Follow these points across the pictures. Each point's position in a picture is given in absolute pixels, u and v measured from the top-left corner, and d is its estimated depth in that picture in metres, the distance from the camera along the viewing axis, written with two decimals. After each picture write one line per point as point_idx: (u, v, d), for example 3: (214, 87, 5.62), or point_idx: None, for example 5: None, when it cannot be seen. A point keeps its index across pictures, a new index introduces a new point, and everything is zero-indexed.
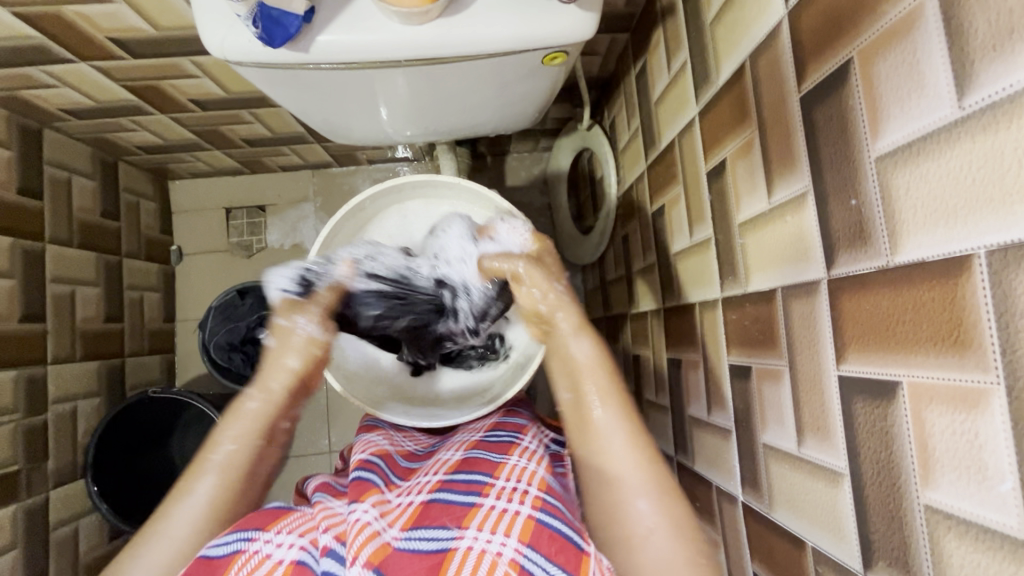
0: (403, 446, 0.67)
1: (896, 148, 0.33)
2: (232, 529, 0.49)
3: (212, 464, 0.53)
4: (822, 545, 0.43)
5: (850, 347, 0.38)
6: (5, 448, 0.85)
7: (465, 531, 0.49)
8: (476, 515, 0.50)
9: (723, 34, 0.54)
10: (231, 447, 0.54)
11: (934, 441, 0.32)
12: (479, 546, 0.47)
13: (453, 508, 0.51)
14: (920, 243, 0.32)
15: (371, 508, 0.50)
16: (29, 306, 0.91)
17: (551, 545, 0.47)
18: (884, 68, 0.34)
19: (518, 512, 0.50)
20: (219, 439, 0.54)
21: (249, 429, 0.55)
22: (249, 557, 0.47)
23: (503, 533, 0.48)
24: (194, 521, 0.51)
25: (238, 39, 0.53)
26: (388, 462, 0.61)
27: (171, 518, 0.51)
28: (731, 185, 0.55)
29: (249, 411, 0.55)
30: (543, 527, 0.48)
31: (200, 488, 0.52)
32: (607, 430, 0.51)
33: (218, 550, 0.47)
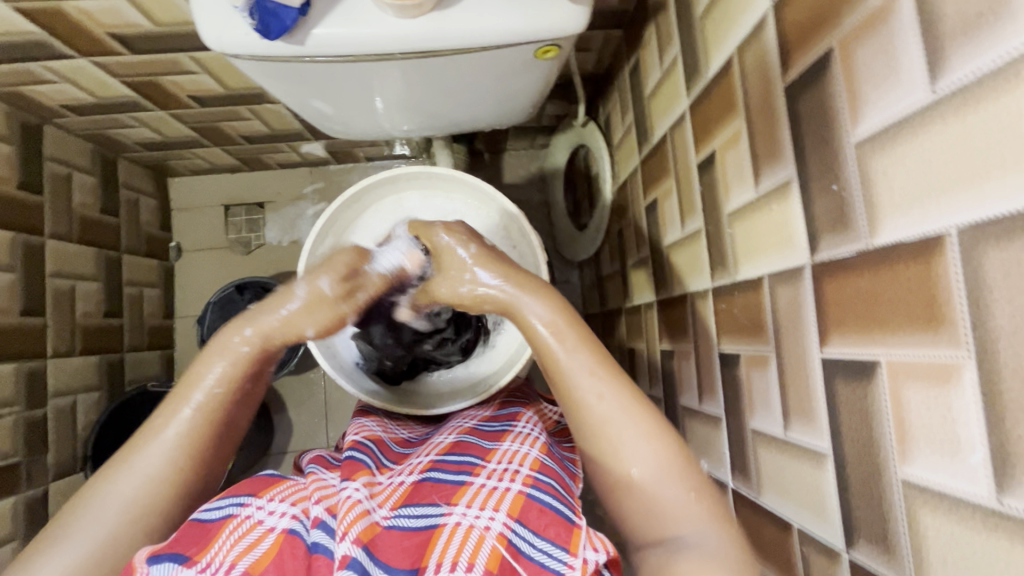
0: (396, 433, 0.68)
1: (874, 133, 0.34)
2: (223, 495, 0.51)
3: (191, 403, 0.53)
4: (807, 526, 0.44)
5: (832, 329, 0.39)
6: (6, 440, 0.86)
7: (454, 507, 0.50)
8: (465, 492, 0.51)
9: (712, 28, 0.55)
10: (214, 386, 0.54)
11: (911, 417, 0.33)
12: (467, 522, 0.48)
13: (443, 487, 0.53)
14: (896, 225, 0.33)
15: (361, 486, 0.51)
16: (29, 300, 0.92)
17: (541, 520, 0.48)
18: (863, 56, 0.35)
19: (508, 489, 0.51)
20: (202, 376, 0.55)
21: (230, 369, 0.55)
22: (240, 522, 0.48)
23: (492, 508, 0.49)
24: (172, 458, 0.51)
25: (235, 32, 0.54)
26: (380, 446, 0.62)
27: (147, 452, 0.51)
28: (720, 176, 0.56)
29: (237, 354, 0.56)
30: (532, 501, 0.50)
31: (176, 425, 0.53)
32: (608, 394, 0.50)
33: (209, 515, 0.48)
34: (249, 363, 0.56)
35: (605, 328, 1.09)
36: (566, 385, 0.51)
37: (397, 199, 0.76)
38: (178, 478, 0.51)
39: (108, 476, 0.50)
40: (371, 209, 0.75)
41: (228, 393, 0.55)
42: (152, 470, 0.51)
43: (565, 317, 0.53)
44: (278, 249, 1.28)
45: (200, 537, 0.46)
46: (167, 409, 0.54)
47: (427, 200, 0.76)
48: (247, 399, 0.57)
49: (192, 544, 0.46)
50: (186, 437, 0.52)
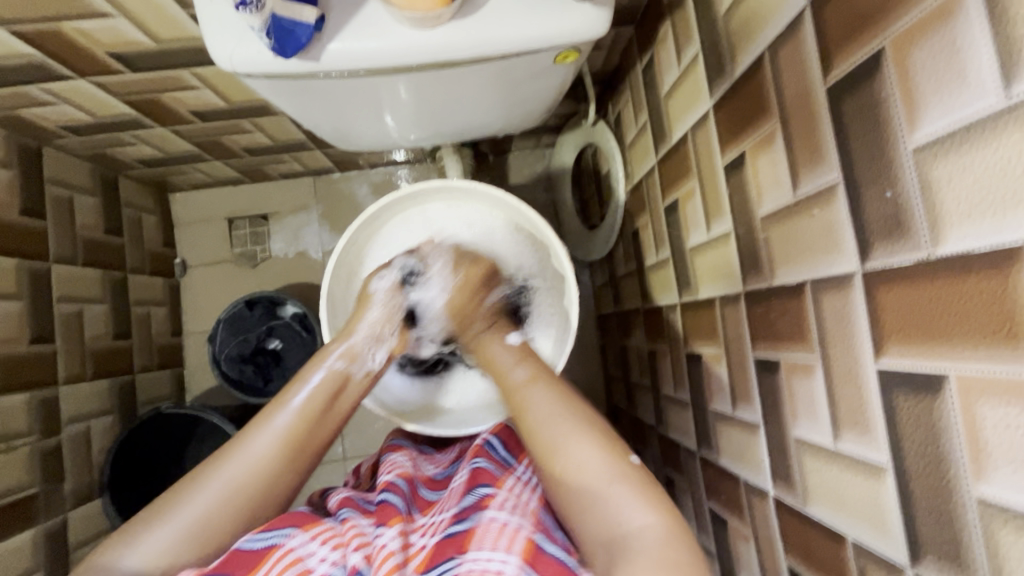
0: (424, 470, 0.66)
1: (936, 138, 0.33)
2: (267, 527, 0.51)
3: (279, 424, 0.55)
4: (863, 539, 0.43)
5: (890, 339, 0.38)
6: (22, 472, 0.84)
7: (466, 554, 0.48)
8: (476, 535, 0.49)
9: (739, 26, 0.54)
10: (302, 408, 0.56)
11: (986, 434, 0.32)
12: (480, 566, 0.46)
13: (457, 536, 0.50)
14: (964, 233, 0.32)
15: (396, 536, 0.51)
16: (37, 328, 0.90)
17: (550, 569, 0.46)
18: (921, 60, 0.33)
19: (519, 530, 0.50)
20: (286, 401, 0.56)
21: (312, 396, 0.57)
22: (283, 554, 0.48)
23: (504, 549, 0.47)
24: (251, 477, 0.53)
25: (249, 50, 0.52)
26: (410, 489, 0.61)
27: (227, 469, 0.53)
28: (751, 179, 0.54)
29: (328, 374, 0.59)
30: (541, 549, 0.48)
31: (264, 442, 0.54)
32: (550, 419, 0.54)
33: (253, 543, 0.49)
34: (327, 393, 0.58)
35: (621, 329, 1.08)
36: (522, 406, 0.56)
37: (422, 211, 0.74)
38: (250, 497, 0.53)
39: (188, 484, 0.53)
40: (394, 219, 0.74)
41: (309, 417, 0.56)
42: (227, 484, 0.52)
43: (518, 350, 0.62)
44: (284, 261, 1.25)
45: (247, 560, 0.48)
46: (255, 426, 0.55)
47: (452, 210, 0.74)
48: (327, 429, 0.58)
49: (241, 565, 0.48)
50: (263, 459, 0.54)
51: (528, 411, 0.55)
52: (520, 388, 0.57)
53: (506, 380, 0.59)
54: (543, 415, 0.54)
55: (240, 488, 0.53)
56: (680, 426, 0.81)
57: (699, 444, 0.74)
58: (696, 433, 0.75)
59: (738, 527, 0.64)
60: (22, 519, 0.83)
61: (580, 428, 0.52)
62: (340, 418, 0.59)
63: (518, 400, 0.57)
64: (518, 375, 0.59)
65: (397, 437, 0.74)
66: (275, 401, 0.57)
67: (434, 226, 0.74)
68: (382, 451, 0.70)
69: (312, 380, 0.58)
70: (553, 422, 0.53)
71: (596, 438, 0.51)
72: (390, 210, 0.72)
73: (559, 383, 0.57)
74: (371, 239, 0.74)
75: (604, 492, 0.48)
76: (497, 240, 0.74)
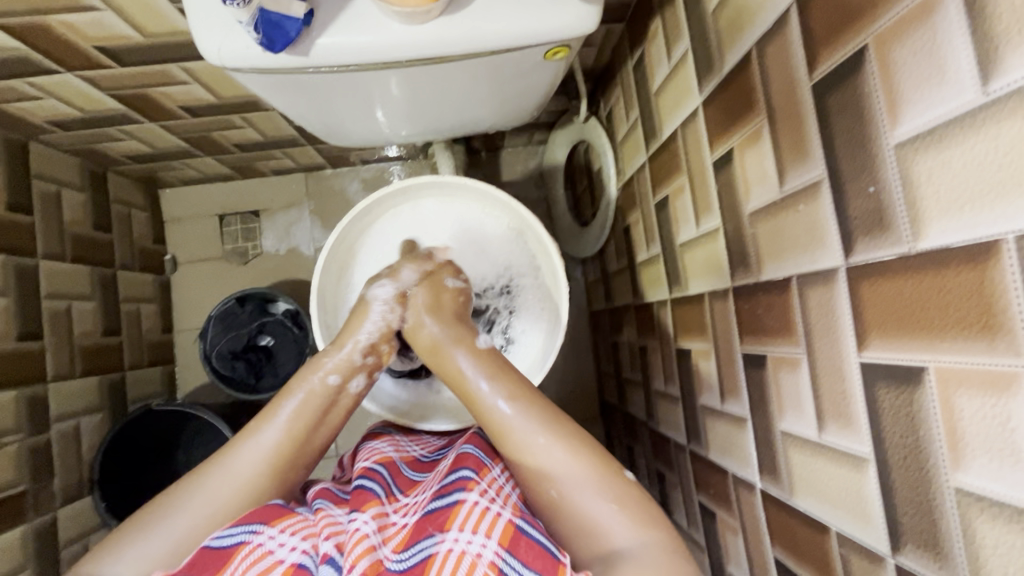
0: (408, 452, 0.67)
1: (917, 134, 0.34)
2: (237, 521, 0.50)
3: (264, 440, 0.56)
4: (846, 529, 0.44)
5: (872, 332, 0.39)
6: (10, 469, 0.83)
7: (446, 533, 0.48)
8: (456, 515, 0.50)
9: (727, 23, 0.54)
10: (291, 421, 0.57)
11: (964, 425, 0.33)
12: (458, 547, 0.47)
13: (435, 515, 0.51)
14: (944, 227, 0.32)
15: (370, 519, 0.51)
16: (25, 324, 0.89)
17: (529, 552, 0.46)
18: (902, 56, 0.34)
19: (499, 514, 0.49)
20: (276, 411, 0.57)
21: (304, 405, 0.57)
22: (253, 548, 0.48)
23: (484, 534, 0.47)
24: (236, 489, 0.53)
25: (237, 45, 0.52)
26: (390, 471, 0.61)
27: (210, 482, 0.53)
28: (739, 175, 0.55)
29: (318, 386, 0.58)
30: (521, 534, 0.48)
31: (248, 456, 0.55)
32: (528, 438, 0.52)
33: (222, 541, 0.48)
34: (315, 408, 0.58)
35: (613, 324, 1.09)
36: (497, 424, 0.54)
37: (414, 206, 0.74)
38: (233, 511, 0.53)
39: (171, 496, 0.53)
40: (388, 214, 0.74)
41: (296, 433, 0.56)
42: (210, 499, 0.53)
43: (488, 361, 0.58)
44: (276, 258, 1.25)
45: (216, 558, 0.47)
46: (240, 439, 0.56)
47: (445, 206, 0.75)
48: (311, 448, 0.57)
49: (209, 566, 0.47)
50: (248, 476, 0.54)
51: (511, 432, 0.53)
52: (496, 406, 0.54)
53: (479, 402, 0.55)
54: (521, 433, 0.52)
55: (222, 503, 0.53)
56: (670, 421, 0.81)
57: (688, 439, 0.74)
58: (686, 427, 0.75)
59: (726, 519, 0.65)
60: (11, 517, 0.82)
61: (565, 447, 0.51)
62: (325, 435, 0.58)
63: (493, 423, 0.54)
64: (489, 391, 0.55)
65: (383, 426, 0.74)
66: (260, 416, 0.57)
67: (426, 222, 0.74)
68: (366, 438, 0.70)
69: (301, 394, 0.58)
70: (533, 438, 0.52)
71: (584, 455, 0.51)
72: (382, 205, 0.72)
73: (537, 396, 0.55)
74: (363, 234, 0.74)
75: (591, 509, 0.49)
76: (490, 236, 0.74)
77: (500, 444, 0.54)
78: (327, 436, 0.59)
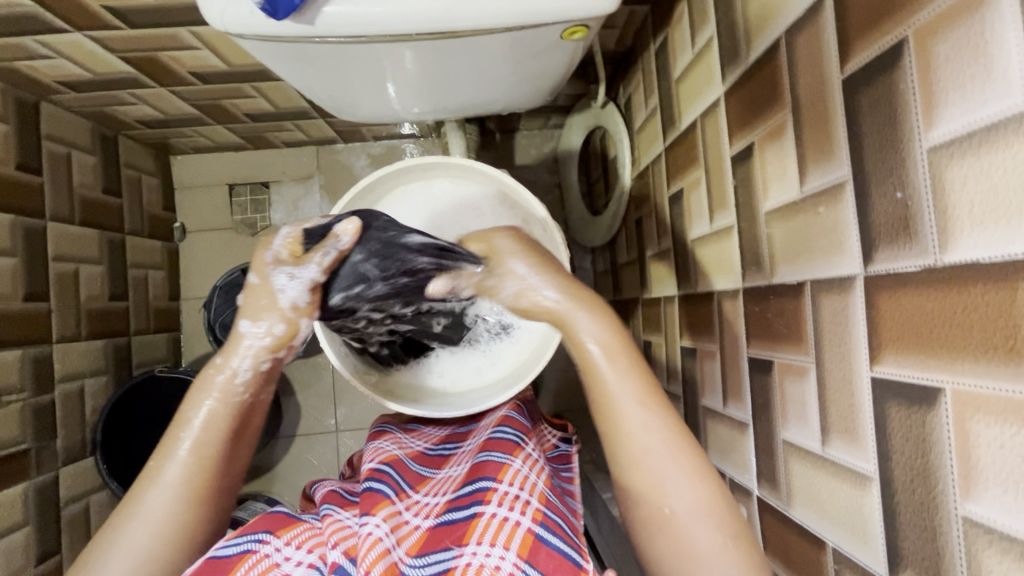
0: (412, 448, 0.67)
1: (953, 138, 0.31)
2: (241, 531, 0.50)
3: (170, 476, 0.51)
4: (843, 547, 0.42)
5: (886, 346, 0.37)
6: (15, 426, 0.84)
7: (465, 547, 0.49)
8: (475, 528, 0.50)
9: (757, 9, 0.51)
10: (196, 450, 0.52)
11: (978, 452, 0.31)
12: (477, 560, 0.47)
13: (453, 527, 0.52)
14: (975, 241, 0.30)
15: (383, 522, 0.51)
16: (32, 285, 0.89)
17: (550, 563, 0.47)
18: (942, 51, 0.31)
19: (518, 523, 0.50)
20: (178, 445, 0.52)
21: (208, 429, 0.53)
22: (259, 559, 0.48)
23: (503, 545, 0.48)
24: (156, 533, 0.50)
25: (241, 10, 0.50)
26: (399, 470, 0.61)
27: (131, 532, 0.49)
28: (758, 171, 0.52)
29: (231, 390, 0.54)
30: (541, 544, 0.48)
31: (164, 489, 0.51)
32: (649, 448, 0.48)
33: (226, 550, 0.48)
34: (224, 425, 0.54)
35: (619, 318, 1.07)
36: (620, 428, 0.49)
37: (427, 184, 0.73)
38: (165, 554, 0.50)
39: (96, 552, 0.49)
40: (400, 189, 0.73)
41: (205, 461, 0.52)
42: (131, 554, 0.48)
43: (620, 343, 0.52)
44: (284, 231, 1.24)
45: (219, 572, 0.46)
46: (148, 482, 0.51)
47: (458, 186, 0.73)
48: (231, 466, 0.54)
49: None
50: (162, 516, 0.50)
51: (631, 438, 0.49)
52: (622, 405, 0.49)
53: (603, 381, 0.51)
54: (647, 445, 0.48)
55: (151, 551, 0.49)
56: None
57: None
58: (686, 426, 0.74)
59: None
60: (14, 473, 0.83)
61: (693, 478, 0.47)
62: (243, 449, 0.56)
63: (619, 424, 0.49)
64: (620, 391, 0.50)
65: (385, 423, 0.74)
66: (159, 451, 0.53)
67: (437, 202, 0.73)
68: (370, 438, 0.70)
69: (200, 420, 0.53)
70: (657, 452, 0.48)
71: (707, 490, 0.46)
72: (392, 180, 0.71)
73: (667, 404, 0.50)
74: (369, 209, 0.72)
75: (695, 538, 0.45)
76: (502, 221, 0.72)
77: (613, 452, 0.50)
78: (245, 450, 0.56)
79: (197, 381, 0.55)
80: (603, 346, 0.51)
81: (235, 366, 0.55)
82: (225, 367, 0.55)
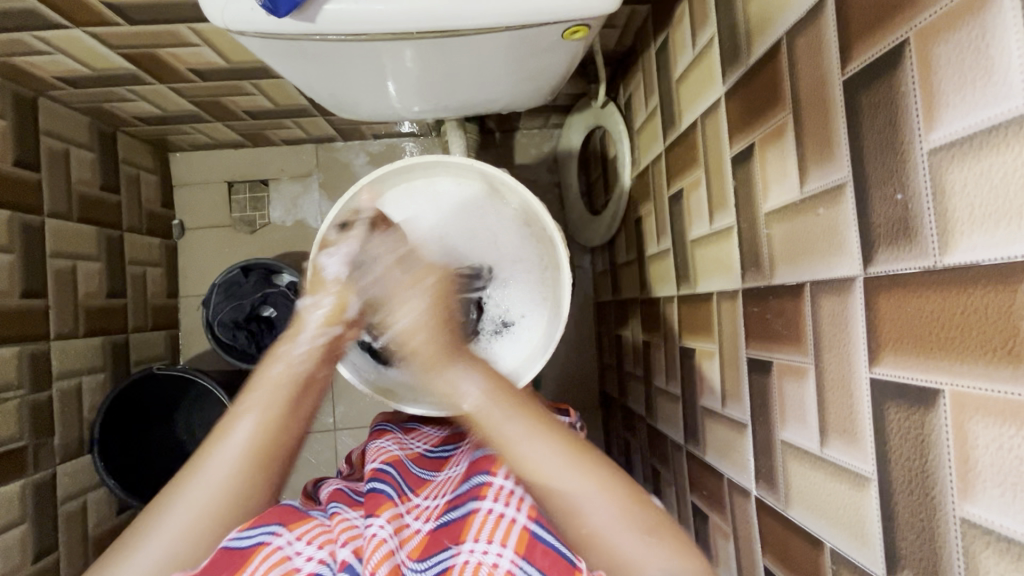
0: (412, 448, 0.67)
1: (953, 140, 0.31)
2: (251, 524, 0.50)
3: (240, 436, 0.52)
4: (841, 547, 0.42)
5: (885, 347, 0.37)
6: (12, 423, 0.84)
7: (462, 545, 0.50)
8: (472, 524, 0.51)
9: (758, 9, 0.51)
10: (262, 416, 0.53)
11: (977, 454, 0.31)
12: (475, 558, 0.48)
13: (451, 526, 0.53)
14: (975, 243, 0.30)
15: (386, 523, 0.51)
16: (29, 282, 0.89)
17: (545, 560, 0.47)
18: (943, 54, 0.31)
19: (514, 520, 0.50)
20: (247, 407, 0.53)
21: (274, 397, 0.54)
22: (272, 551, 0.48)
23: (499, 542, 0.48)
24: (218, 492, 0.51)
25: (241, 7, 0.50)
26: (400, 471, 0.61)
27: (192, 489, 0.51)
28: (759, 171, 0.52)
29: (293, 369, 0.55)
30: (536, 541, 0.48)
31: (229, 448, 0.52)
32: (553, 470, 0.48)
33: (241, 541, 0.48)
34: (290, 392, 0.54)
35: (618, 317, 1.07)
36: (517, 458, 0.49)
37: (429, 182, 0.73)
38: (219, 515, 0.51)
39: (158, 505, 0.51)
40: (402, 185, 0.72)
41: (271, 424, 0.53)
42: (190, 511, 0.50)
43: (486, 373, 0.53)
44: (283, 229, 1.24)
45: (231, 563, 0.47)
46: (213, 441, 0.52)
47: (460, 185, 0.73)
48: (296, 428, 0.54)
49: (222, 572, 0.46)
50: (225, 476, 0.51)
51: (525, 461, 0.49)
52: (514, 436, 0.49)
53: (481, 413, 0.51)
54: (539, 464, 0.48)
55: (206, 511, 0.50)
56: (669, 419, 0.80)
57: (686, 438, 0.73)
58: (684, 426, 0.74)
59: (718, 522, 0.64)
60: (11, 471, 0.83)
61: (597, 478, 0.48)
62: (305, 419, 0.55)
63: (518, 458, 0.49)
64: (508, 423, 0.50)
65: (384, 422, 0.74)
66: (231, 413, 0.54)
67: (440, 200, 0.72)
68: (369, 437, 0.71)
69: (267, 386, 0.54)
70: (558, 470, 0.48)
71: (614, 486, 0.48)
72: (394, 176, 0.70)
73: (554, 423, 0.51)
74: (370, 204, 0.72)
75: (621, 545, 0.45)
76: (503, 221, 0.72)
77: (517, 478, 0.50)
78: (304, 422, 0.55)
79: (269, 352, 0.57)
80: (475, 380, 0.53)
81: (292, 354, 0.56)
82: (283, 356, 0.56)
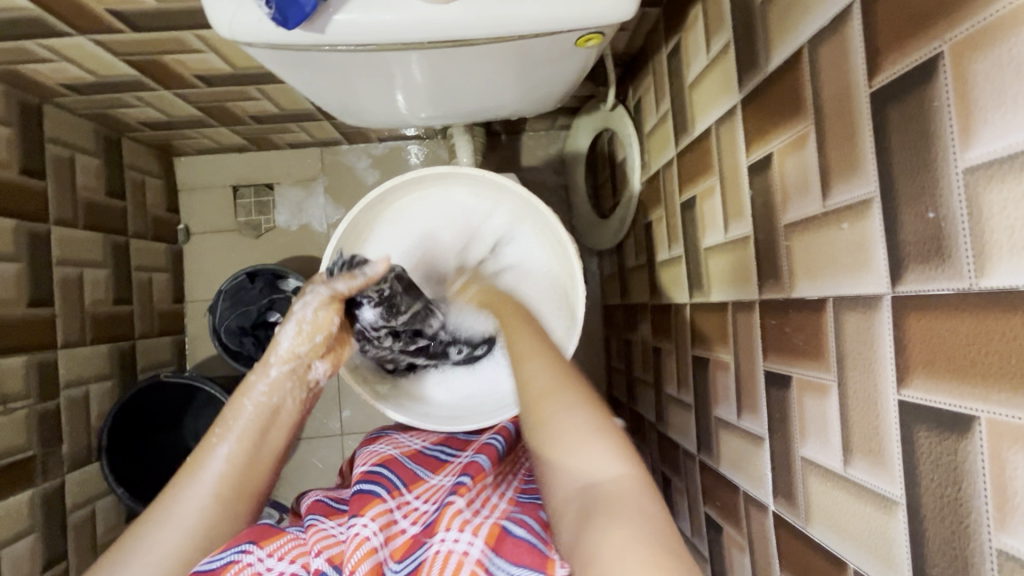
0: (409, 447, 0.67)
1: (992, 159, 0.30)
2: (223, 546, 0.50)
3: (207, 476, 0.54)
4: (866, 570, 0.42)
5: (915, 370, 0.36)
6: (21, 432, 0.84)
7: (436, 534, 0.49)
8: (445, 515, 0.50)
9: (777, 16, 0.50)
10: (228, 458, 0.56)
11: (1016, 484, 0.30)
12: (447, 547, 0.47)
13: (431, 522, 0.52)
14: (1015, 268, 0.29)
15: (371, 522, 0.51)
16: (36, 291, 0.88)
17: (516, 550, 0.48)
18: (983, 70, 0.30)
19: (487, 520, 0.51)
20: (213, 453, 0.56)
21: (241, 438, 0.56)
22: (242, 569, 0.47)
23: (472, 533, 0.48)
24: (186, 531, 0.52)
25: (249, 18, 0.49)
26: (393, 468, 0.60)
27: (186, 497, 0.53)
28: (778, 181, 0.51)
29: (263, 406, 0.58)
30: (507, 535, 0.49)
31: (203, 484, 0.54)
32: (538, 366, 0.53)
33: (210, 564, 0.48)
34: (256, 432, 0.57)
35: (627, 322, 1.06)
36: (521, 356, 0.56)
37: (444, 191, 0.72)
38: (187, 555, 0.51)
39: (119, 554, 0.50)
40: (418, 193, 0.72)
41: (238, 463, 0.56)
42: (160, 550, 0.50)
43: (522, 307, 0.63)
44: (288, 234, 1.23)
45: None
46: (184, 480, 0.54)
47: (476, 196, 0.72)
48: (264, 462, 0.57)
49: None
50: (194, 515, 0.52)
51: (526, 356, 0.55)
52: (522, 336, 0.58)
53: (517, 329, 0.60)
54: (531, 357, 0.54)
55: (178, 547, 0.51)
56: (681, 428, 0.79)
57: (698, 448, 0.72)
58: (696, 436, 0.73)
59: (732, 534, 0.63)
60: (20, 481, 0.83)
61: (565, 379, 0.51)
62: (274, 454, 0.58)
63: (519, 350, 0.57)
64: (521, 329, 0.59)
65: (384, 427, 0.74)
66: (196, 456, 0.56)
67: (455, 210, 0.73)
68: (365, 441, 0.71)
69: (237, 425, 0.57)
70: (541, 366, 0.53)
71: (582, 391, 0.50)
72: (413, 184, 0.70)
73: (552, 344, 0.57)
74: (384, 212, 0.72)
75: (579, 436, 0.46)
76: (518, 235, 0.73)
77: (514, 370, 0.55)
78: (287, 434, 0.60)
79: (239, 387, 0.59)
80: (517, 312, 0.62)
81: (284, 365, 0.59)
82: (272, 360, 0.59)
